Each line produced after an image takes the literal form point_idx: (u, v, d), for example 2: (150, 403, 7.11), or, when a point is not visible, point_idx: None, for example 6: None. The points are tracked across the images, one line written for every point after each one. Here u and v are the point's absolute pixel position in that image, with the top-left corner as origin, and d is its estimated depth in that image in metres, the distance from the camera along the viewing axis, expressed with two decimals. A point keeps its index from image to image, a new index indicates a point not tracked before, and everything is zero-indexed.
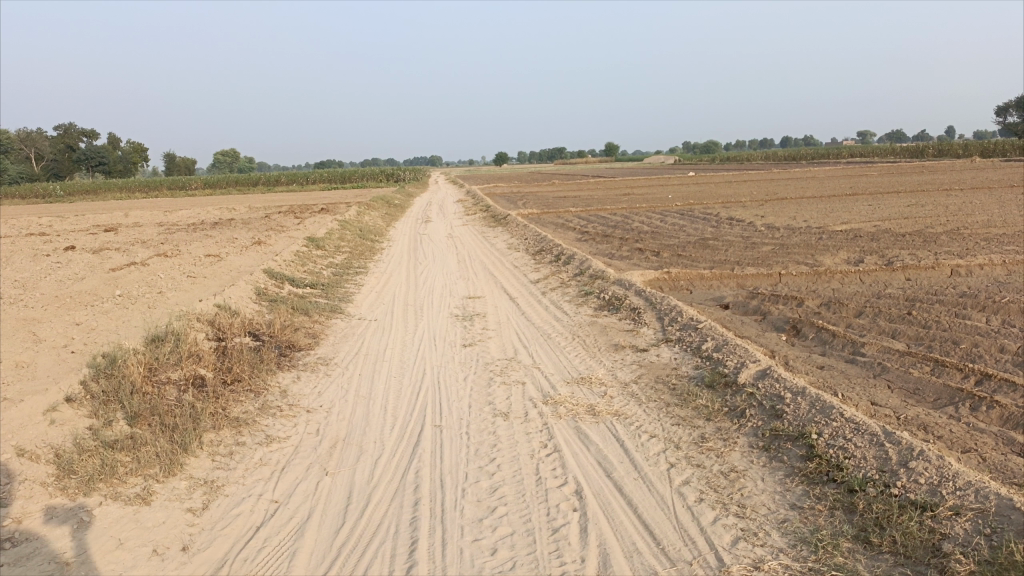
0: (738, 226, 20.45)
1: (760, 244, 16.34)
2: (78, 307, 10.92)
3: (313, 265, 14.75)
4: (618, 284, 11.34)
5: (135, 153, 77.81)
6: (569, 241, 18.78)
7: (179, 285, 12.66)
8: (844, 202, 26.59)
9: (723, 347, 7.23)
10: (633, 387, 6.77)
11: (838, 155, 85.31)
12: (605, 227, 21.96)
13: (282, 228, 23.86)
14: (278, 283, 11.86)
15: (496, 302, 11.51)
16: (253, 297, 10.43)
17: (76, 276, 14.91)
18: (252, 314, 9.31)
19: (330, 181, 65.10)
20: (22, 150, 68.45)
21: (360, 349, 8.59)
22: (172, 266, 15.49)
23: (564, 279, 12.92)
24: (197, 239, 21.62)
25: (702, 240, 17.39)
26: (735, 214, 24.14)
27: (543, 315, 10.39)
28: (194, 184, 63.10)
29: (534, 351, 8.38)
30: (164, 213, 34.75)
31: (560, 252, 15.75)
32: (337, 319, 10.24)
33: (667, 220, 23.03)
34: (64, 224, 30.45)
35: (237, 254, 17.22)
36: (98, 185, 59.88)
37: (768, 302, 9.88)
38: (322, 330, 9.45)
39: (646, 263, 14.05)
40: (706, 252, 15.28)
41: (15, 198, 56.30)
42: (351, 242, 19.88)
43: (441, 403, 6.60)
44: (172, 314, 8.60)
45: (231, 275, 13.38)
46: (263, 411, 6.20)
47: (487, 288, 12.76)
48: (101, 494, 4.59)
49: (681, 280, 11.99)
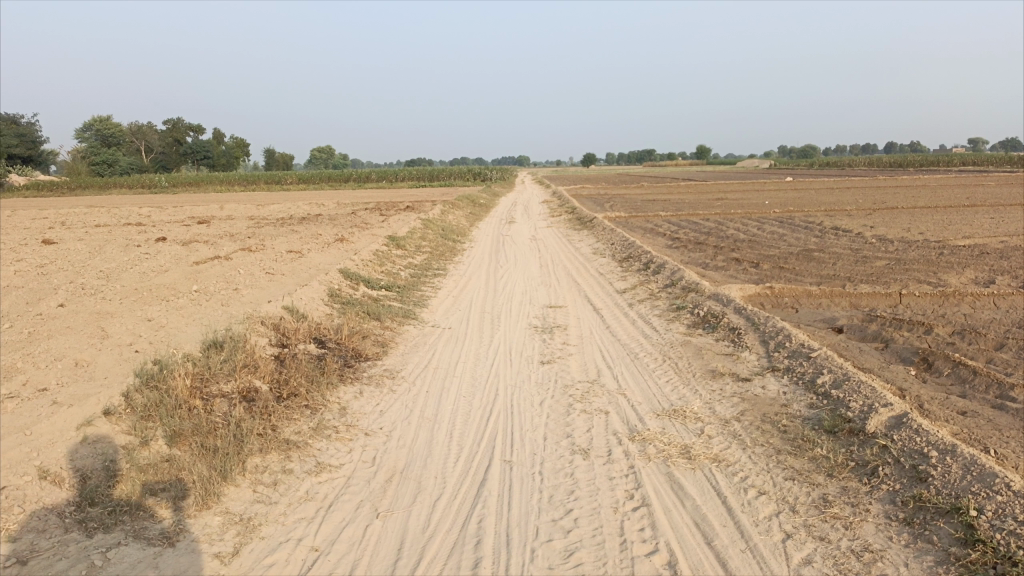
0: (844, 237, 18.95)
1: (872, 258, 14.93)
2: (153, 302, 10.73)
3: (391, 265, 14.30)
4: (714, 298, 10.34)
5: (236, 147, 80.52)
6: (659, 247, 17.78)
7: (256, 282, 12.39)
8: (962, 214, 24.46)
9: (843, 384, 6.21)
10: (735, 425, 5.86)
11: (949, 164, 80.19)
12: (698, 234, 20.77)
13: (366, 225, 23.71)
14: (353, 284, 11.41)
15: (579, 313, 10.70)
16: (324, 299, 9.96)
17: (160, 268, 14.94)
18: (320, 318, 8.82)
19: (418, 179, 65.73)
20: (134, 142, 72.16)
21: (430, 362, 7.94)
22: (254, 261, 15.36)
23: (653, 290, 11.98)
24: (282, 234, 21.62)
25: (805, 252, 16.08)
26: (839, 223, 22.51)
27: (630, 331, 9.50)
28: (289, 178, 64.79)
29: (619, 373, 7.51)
30: (257, 207, 35.50)
31: (649, 260, 14.79)
32: (409, 326, 9.64)
33: (765, 228, 21.68)
34: (161, 216, 31.37)
35: (317, 251, 16.98)
36: (199, 178, 62.16)
37: (889, 328, 8.72)
38: (393, 337, 8.87)
39: (744, 276, 12.94)
40: (811, 266, 14.03)
41: (124, 188, 59.16)
42: (432, 242, 19.41)
43: (513, 431, 5.86)
44: (237, 315, 8.18)
45: (308, 273, 13.04)
46: (316, 432, 5.60)
47: (570, 297, 11.95)
48: (124, 529, 4.05)
49: (785, 297, 10.88)
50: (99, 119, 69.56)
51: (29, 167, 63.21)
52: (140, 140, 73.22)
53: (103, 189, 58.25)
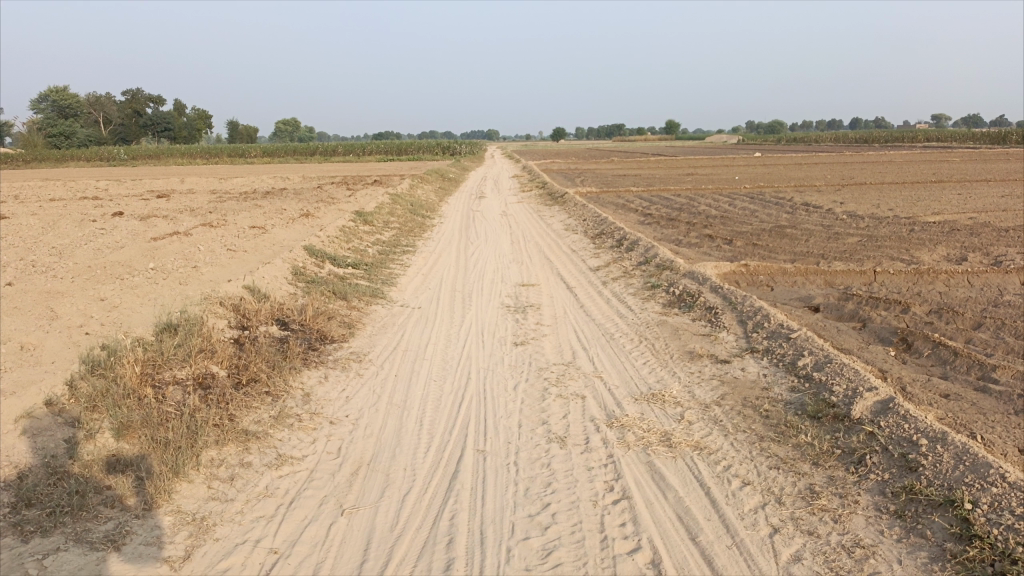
0: (816, 213, 18.91)
1: (844, 235, 14.88)
2: (107, 281, 10.23)
3: (359, 242, 13.88)
4: (689, 277, 10.15)
5: (199, 119, 78.38)
6: (632, 223, 17.58)
7: (217, 259, 11.92)
8: (929, 190, 24.62)
9: (825, 366, 6.05)
10: (716, 411, 5.66)
11: (913, 140, 81.12)
12: (670, 210, 20.60)
13: (333, 200, 23.14)
14: (318, 261, 11.01)
15: (552, 292, 10.45)
16: (288, 278, 9.57)
17: (116, 244, 14.34)
18: (284, 297, 8.44)
19: (386, 153, 64.77)
20: (92, 114, 69.99)
21: (399, 343, 7.63)
22: (215, 237, 14.82)
23: (627, 268, 11.75)
24: (246, 209, 21.00)
25: (778, 229, 15.98)
26: (810, 199, 22.50)
27: (604, 310, 9.27)
28: (254, 151, 63.39)
29: (595, 355, 7.28)
30: (220, 181, 34.60)
31: (622, 236, 14.58)
32: (377, 306, 9.31)
33: (736, 204, 21.60)
34: (119, 189, 30.33)
35: (282, 227, 16.46)
36: (161, 150, 60.49)
37: (866, 307, 8.60)
38: (360, 317, 8.54)
39: (718, 253, 12.77)
40: (784, 242, 13.92)
41: (81, 160, 57.39)
42: (401, 217, 18.97)
43: (486, 418, 5.60)
44: (194, 295, 7.77)
45: (271, 250, 12.59)
46: (278, 421, 5.29)
47: (543, 275, 11.68)
48: (64, 532, 3.72)
49: (760, 275, 10.73)
50: (55, 89, 67.32)
51: None
52: (98, 111, 71.05)
53: (60, 161, 56.43)
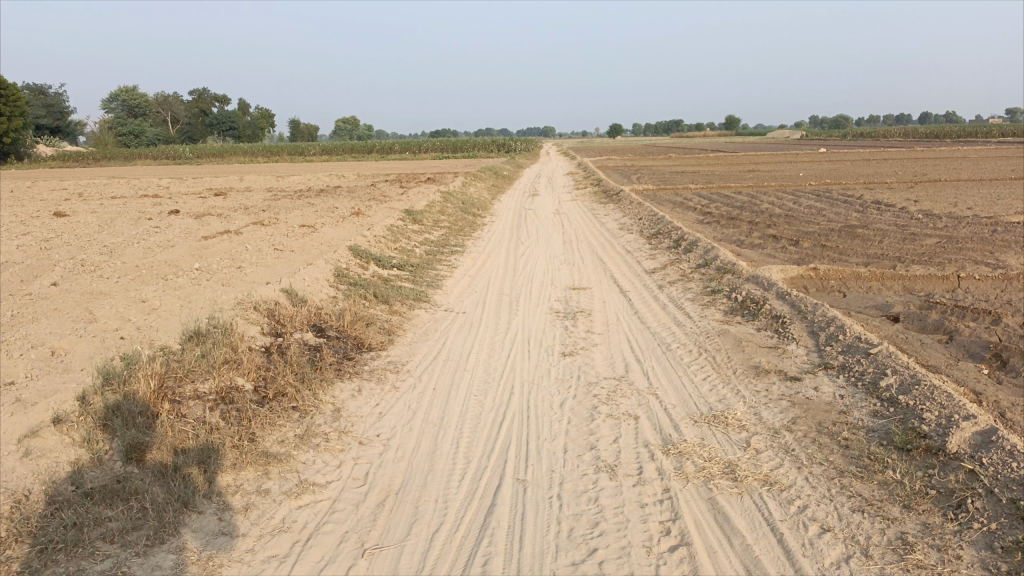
0: (888, 212, 17.82)
1: (921, 236, 13.89)
2: (151, 282, 10.08)
3: (407, 242, 13.52)
4: (753, 281, 9.46)
5: (261, 118, 79.84)
6: (690, 222, 16.85)
7: (262, 259, 11.70)
8: (1012, 188, 23.09)
9: (912, 389, 5.36)
10: (787, 437, 5.05)
11: (988, 134, 77.35)
12: (730, 208, 19.74)
13: (385, 198, 22.95)
14: (362, 262, 10.68)
15: (604, 296, 9.89)
16: (330, 280, 9.23)
17: (167, 243, 14.31)
18: (322, 301, 8.09)
19: (441, 150, 64.83)
20: (159, 113, 71.98)
21: (440, 352, 7.19)
22: (264, 237, 14.68)
23: (685, 271, 11.09)
24: (299, 207, 20.94)
25: (848, 228, 15.06)
26: (881, 197, 21.33)
27: (660, 317, 8.66)
28: (312, 148, 64.13)
29: (649, 368, 6.70)
30: (277, 178, 34.90)
31: (680, 236, 13.90)
32: (420, 310, 8.89)
33: (801, 202, 20.62)
34: (180, 188, 30.84)
35: (331, 225, 16.25)
36: (224, 149, 61.77)
37: (952, 318, 7.80)
38: (401, 323, 8.13)
39: (784, 255, 11.98)
40: (855, 243, 13.04)
41: (148, 158, 58.98)
42: (452, 216, 18.60)
43: (528, 441, 5.09)
44: (229, 299, 7.46)
45: (318, 250, 12.32)
46: (303, 441, 4.89)
47: (595, 278, 11.10)
48: (56, 571, 3.38)
49: (830, 279, 9.96)
50: (125, 89, 69.40)
51: (57, 137, 63.27)
52: (165, 111, 73.05)
53: (129, 160, 58.14)
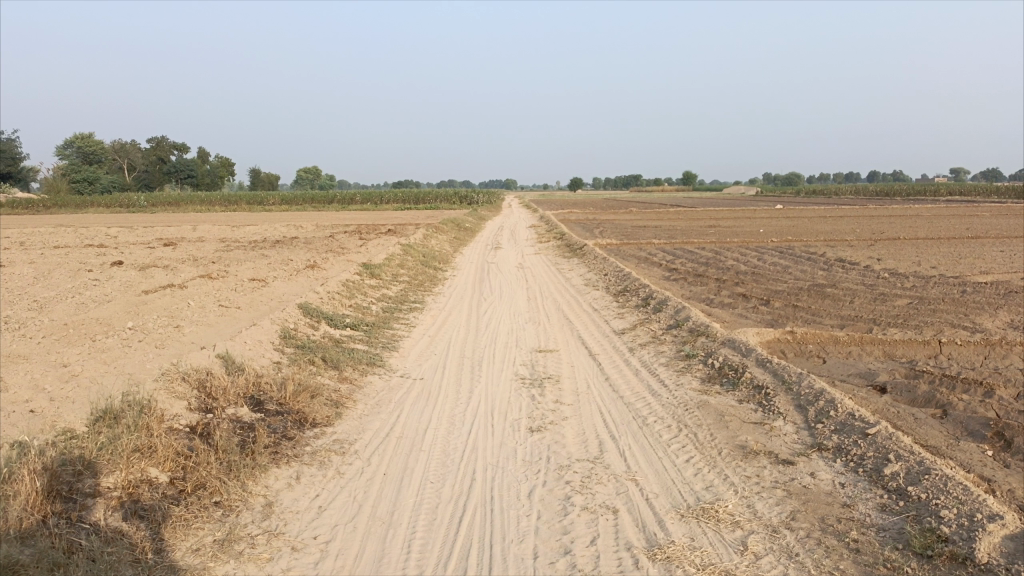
0: (854, 270, 17.68)
1: (891, 296, 13.65)
2: (76, 343, 9.17)
3: (363, 299, 12.80)
4: (729, 345, 8.95)
5: (221, 166, 78.54)
6: (657, 279, 16.46)
7: (204, 317, 10.87)
8: (970, 247, 23.34)
9: (922, 480, 4.80)
10: (787, 538, 4.41)
11: (936, 193, 79.75)
12: (696, 265, 19.46)
13: (343, 251, 22.23)
14: (312, 322, 9.93)
15: (572, 360, 9.28)
16: (274, 343, 8.45)
17: (103, 297, 13.35)
18: (263, 368, 7.32)
19: (403, 201, 64.51)
20: (116, 161, 70.65)
21: (393, 428, 6.45)
22: (210, 291, 13.82)
23: (656, 332, 10.56)
24: (251, 259, 20.09)
25: (816, 287, 14.80)
26: (844, 255, 21.30)
27: (633, 386, 8.05)
28: (271, 198, 63.20)
29: (625, 449, 6.06)
30: (232, 229, 33.95)
31: (648, 295, 13.43)
32: (373, 376, 8.15)
33: (766, 259, 20.47)
34: (129, 236, 29.69)
35: (284, 279, 15.47)
36: (181, 198, 60.59)
37: (943, 390, 7.34)
38: (352, 392, 7.39)
39: (756, 316, 11.55)
40: (827, 304, 12.70)
41: (101, 206, 57.47)
42: (411, 270, 17.95)
43: (492, 545, 4.37)
44: (157, 367, 6.66)
45: (265, 308, 11.53)
46: (224, 548, 4.10)
47: (562, 340, 10.51)
48: None
49: (808, 343, 9.50)
50: (80, 136, 68.14)
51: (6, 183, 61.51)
52: (123, 158, 71.75)
53: (81, 207, 56.56)
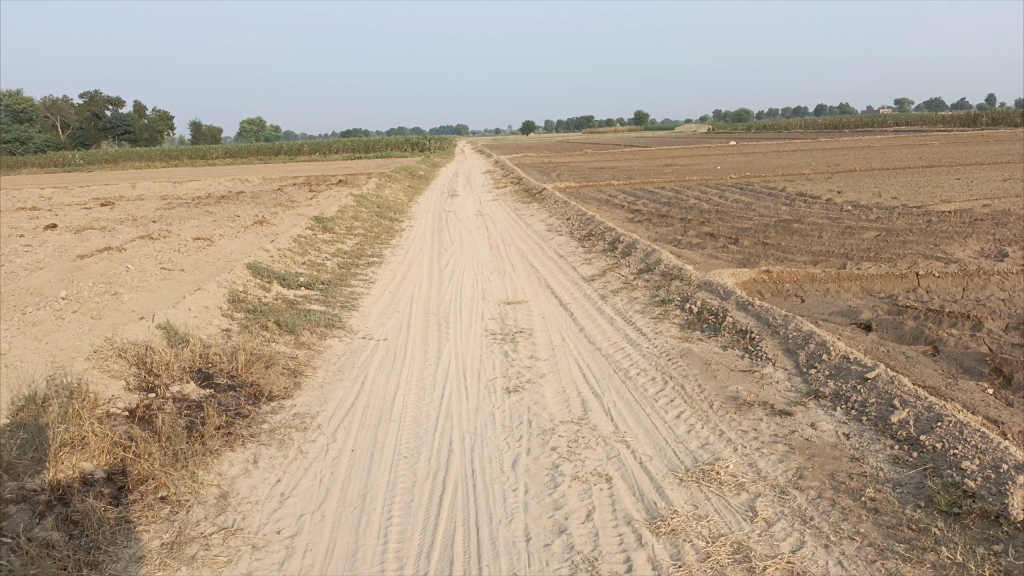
0: (817, 205, 17.48)
1: (859, 229, 13.44)
2: (2, 317, 8.37)
3: (316, 255, 12.10)
4: (705, 288, 8.58)
5: (160, 120, 75.11)
6: (621, 221, 16.04)
7: (144, 283, 10.10)
8: (926, 176, 23.40)
9: (934, 429, 4.49)
10: (797, 500, 4.06)
11: (883, 123, 80.61)
12: (658, 205, 19.06)
13: (292, 204, 21.26)
14: (263, 282, 9.26)
15: (543, 311, 8.82)
16: (221, 309, 7.79)
17: (34, 265, 12.39)
18: (210, 337, 6.69)
19: (353, 150, 62.76)
20: (47, 118, 67.10)
21: (357, 396, 5.93)
22: (152, 253, 12.94)
23: (627, 277, 10.14)
24: (194, 217, 19.06)
25: (783, 223, 14.53)
26: (805, 189, 21.12)
27: (610, 337, 7.63)
28: (215, 152, 60.83)
29: (611, 406, 5.65)
30: (176, 185, 32.43)
31: (615, 238, 12.98)
32: (333, 339, 7.58)
33: (728, 196, 20.18)
34: (63, 198, 28.11)
35: (231, 237, 14.62)
36: (120, 155, 57.94)
37: (931, 326, 7.08)
38: (310, 358, 6.82)
39: (727, 256, 11.20)
40: (797, 240, 12.43)
41: (33, 167, 54.64)
42: (366, 222, 17.18)
43: (478, 528, 3.93)
44: (89, 343, 6.00)
45: (211, 269, 10.78)
46: (173, 554, 3.57)
47: (530, 289, 10.03)
48: None
49: (785, 282, 9.19)
50: (6, 93, 64.36)
51: None
52: (54, 115, 68.16)
53: (11, 168, 53.67)
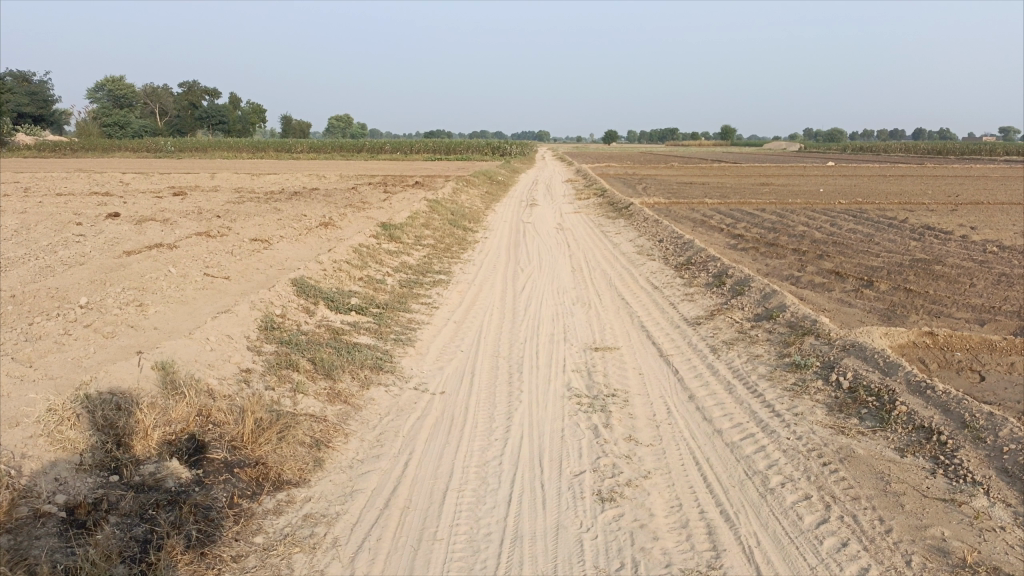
0: (952, 242, 15.17)
1: (1018, 278, 11.21)
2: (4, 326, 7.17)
3: (377, 269, 10.68)
4: (850, 352, 6.71)
5: (252, 113, 76.02)
6: (722, 248, 14.16)
7: (179, 292, 8.81)
8: None
9: None
10: None
11: (992, 150, 75.09)
12: (761, 230, 16.99)
13: (363, 205, 20.05)
14: (307, 304, 7.84)
15: (639, 364, 7.10)
16: (248, 339, 6.35)
17: (76, 259, 11.35)
18: (221, 385, 5.23)
19: (434, 151, 62.11)
20: (147, 105, 69.03)
21: (395, 491, 4.35)
22: (201, 253, 11.76)
23: (742, 325, 8.30)
24: (260, 214, 18.02)
25: (919, 263, 12.39)
26: (929, 222, 18.71)
27: (731, 415, 5.84)
28: (299, 147, 60.93)
29: (752, 545, 3.90)
30: (253, 177, 31.92)
31: (720, 270, 11.14)
32: (377, 389, 6.05)
33: (841, 225, 17.96)
34: (141, 185, 27.76)
35: (290, 240, 13.38)
36: (209, 143, 58.68)
37: None
38: (345, 419, 5.30)
39: (863, 305, 9.23)
40: (945, 288, 10.33)
41: (128, 151, 55.85)
42: (438, 230, 15.76)
43: None
44: (59, 388, 4.62)
45: (256, 281, 9.44)
46: None
47: (621, 331, 8.33)
48: None
49: (952, 349, 7.21)
50: (111, 79, 66.26)
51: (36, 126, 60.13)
52: (153, 103, 70.07)
53: (107, 152, 55.00)
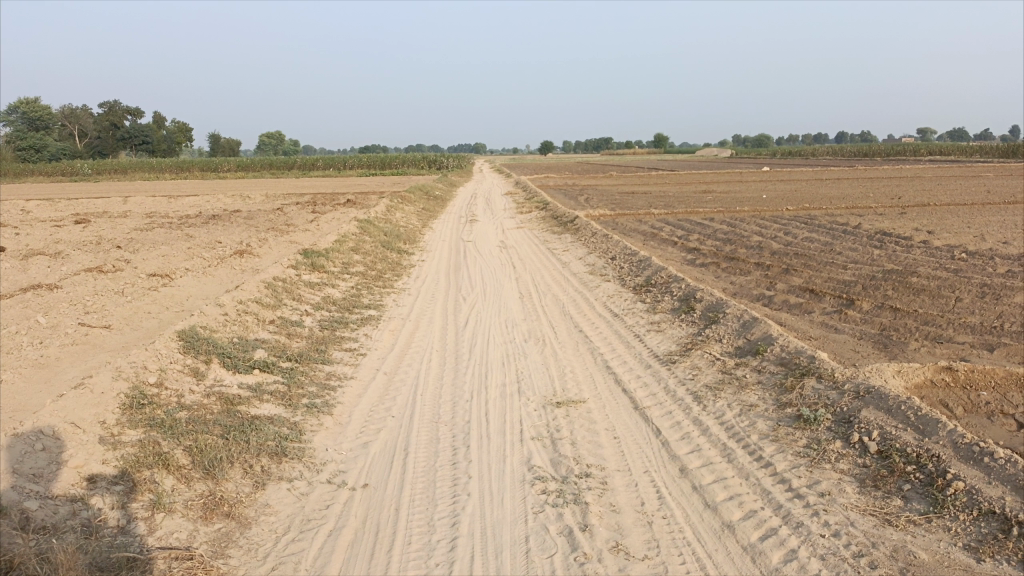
0: (915, 248, 14.43)
1: (1001, 288, 10.37)
2: None
3: (293, 307, 9.12)
4: (867, 400, 5.50)
5: (179, 132, 72.93)
6: (680, 264, 13.06)
7: (39, 351, 7.11)
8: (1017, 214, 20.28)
9: None
10: None
11: (917, 151, 77.32)
12: (717, 242, 16.01)
13: (288, 229, 18.33)
14: (196, 365, 6.27)
15: (612, 424, 5.76)
16: (103, 427, 4.78)
17: None
18: (42, 516, 3.69)
19: (370, 167, 60.27)
20: (64, 127, 65.31)
21: None
22: (85, 295, 9.98)
23: (724, 363, 7.08)
24: (170, 242, 16.15)
25: (892, 274, 11.49)
26: (884, 227, 18.06)
27: (741, 496, 4.54)
28: (227, 166, 58.25)
29: None
30: (172, 201, 29.67)
31: (686, 292, 9.96)
32: (275, 488, 4.54)
33: (796, 233, 17.13)
34: (45, 212, 25.30)
35: (197, 274, 11.67)
36: (131, 164, 55.58)
37: None
38: (222, 551, 3.80)
39: (852, 330, 8.13)
40: (931, 305, 9.35)
41: (41, 175, 52.33)
42: (369, 255, 14.25)
43: None
44: None
45: (142, 332, 7.78)
46: None
47: (584, 375, 7.00)
48: None
49: (973, 388, 6.09)
50: (23, 99, 62.41)
51: None
52: (71, 124, 66.41)
53: (19, 177, 51.44)
